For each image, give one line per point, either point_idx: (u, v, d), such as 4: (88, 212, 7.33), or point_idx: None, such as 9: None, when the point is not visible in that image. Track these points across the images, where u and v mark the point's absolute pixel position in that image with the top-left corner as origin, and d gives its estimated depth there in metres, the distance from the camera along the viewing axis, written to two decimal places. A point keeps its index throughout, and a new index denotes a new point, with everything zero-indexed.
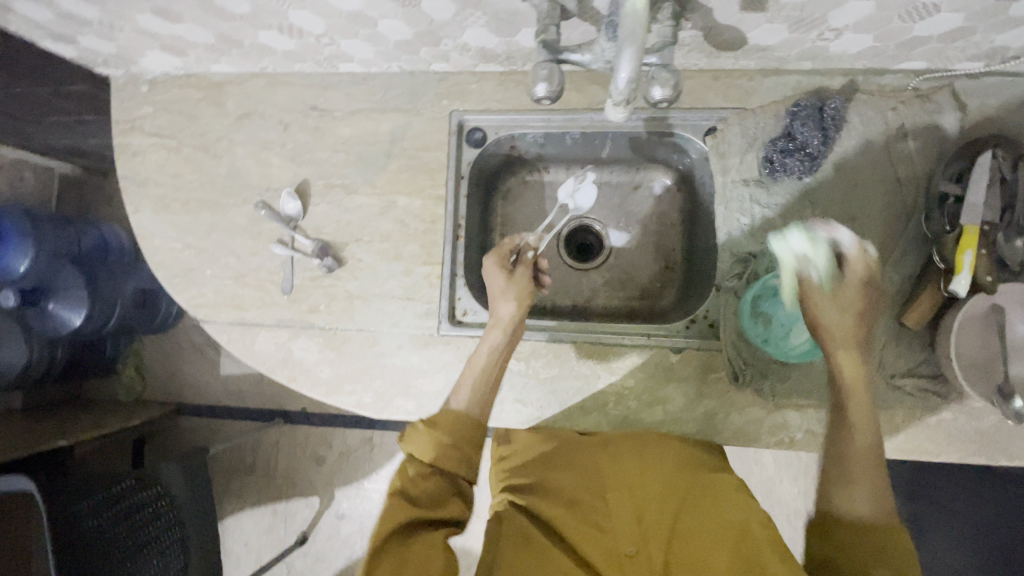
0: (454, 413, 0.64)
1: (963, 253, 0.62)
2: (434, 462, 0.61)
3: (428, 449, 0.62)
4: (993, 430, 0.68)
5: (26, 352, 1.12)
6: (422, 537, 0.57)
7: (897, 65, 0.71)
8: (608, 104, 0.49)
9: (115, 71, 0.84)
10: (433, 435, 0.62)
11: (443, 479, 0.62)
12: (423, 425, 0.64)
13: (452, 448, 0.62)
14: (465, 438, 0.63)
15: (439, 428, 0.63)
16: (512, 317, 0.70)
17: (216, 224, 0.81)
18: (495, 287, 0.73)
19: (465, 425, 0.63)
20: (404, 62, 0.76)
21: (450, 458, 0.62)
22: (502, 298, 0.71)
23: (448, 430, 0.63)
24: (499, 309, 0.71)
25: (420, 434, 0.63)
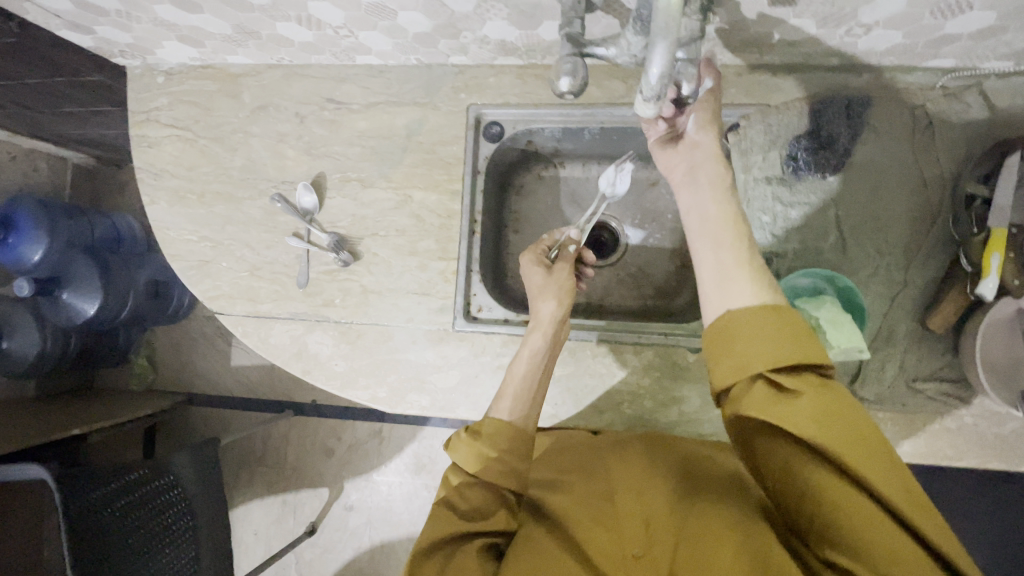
0: (500, 421, 0.63)
1: (990, 255, 0.60)
2: (483, 475, 0.61)
3: (469, 460, 0.62)
4: (1014, 436, 0.67)
5: (39, 340, 1.14)
6: (464, 551, 0.59)
7: (926, 63, 0.68)
8: (638, 99, 0.47)
9: (131, 61, 0.84)
10: (476, 446, 0.62)
11: (488, 491, 0.62)
12: (465, 433, 0.64)
13: (496, 460, 0.61)
14: (505, 450, 0.62)
15: (480, 440, 0.62)
16: (555, 316, 0.68)
17: (231, 217, 0.81)
18: (534, 284, 0.71)
19: (510, 437, 0.62)
20: (421, 55, 0.75)
21: (494, 471, 0.61)
22: (544, 296, 0.69)
23: (492, 442, 0.62)
24: (539, 308, 0.69)
25: (462, 443, 0.64)
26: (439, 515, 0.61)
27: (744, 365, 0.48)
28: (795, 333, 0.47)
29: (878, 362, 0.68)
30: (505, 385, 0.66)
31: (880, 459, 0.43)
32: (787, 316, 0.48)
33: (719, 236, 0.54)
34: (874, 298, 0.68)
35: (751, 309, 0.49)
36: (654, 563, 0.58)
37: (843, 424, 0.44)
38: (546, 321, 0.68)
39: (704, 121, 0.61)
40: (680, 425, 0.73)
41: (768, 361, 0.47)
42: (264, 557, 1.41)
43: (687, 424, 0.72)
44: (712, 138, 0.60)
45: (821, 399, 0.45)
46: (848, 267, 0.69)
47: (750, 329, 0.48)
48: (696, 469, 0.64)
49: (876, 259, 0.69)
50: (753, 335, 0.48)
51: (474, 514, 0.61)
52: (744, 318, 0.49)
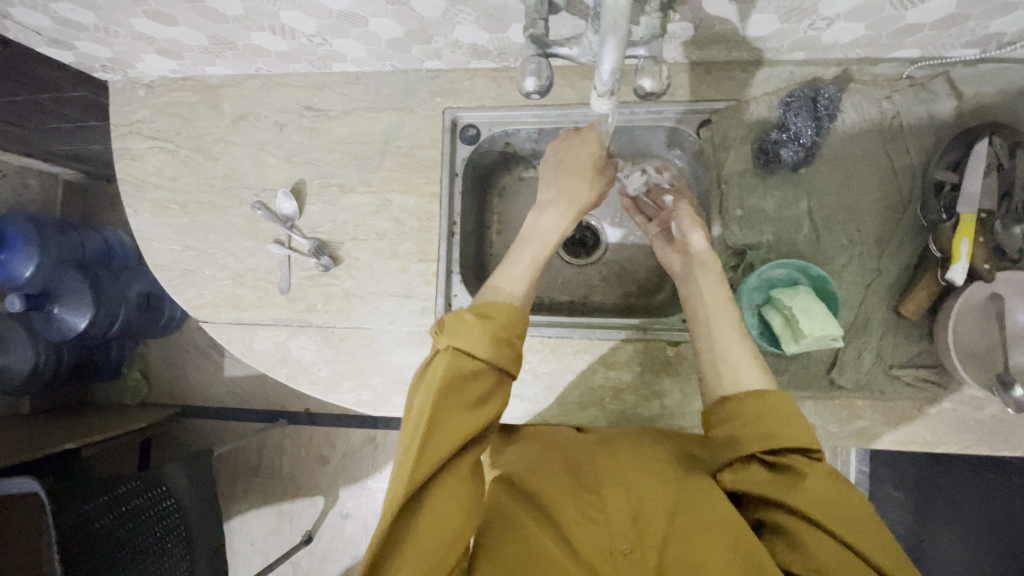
0: (511, 307, 0.60)
1: (959, 241, 0.61)
2: (497, 361, 0.57)
3: (482, 342, 0.57)
4: (994, 420, 0.68)
5: (32, 355, 1.15)
6: (454, 475, 0.55)
7: (891, 54, 0.70)
8: (593, 95, 0.49)
9: (113, 75, 0.85)
10: (488, 328, 0.58)
11: (493, 377, 0.58)
12: (469, 316, 0.58)
13: (507, 346, 0.58)
14: (516, 336, 0.59)
15: (492, 324, 0.58)
16: (583, 203, 0.72)
17: (214, 225, 0.81)
18: (586, 162, 0.71)
19: (519, 322, 0.60)
20: (397, 61, 0.76)
21: (507, 359, 0.58)
22: (583, 179, 0.71)
23: (503, 326, 0.59)
24: (580, 190, 0.71)
25: (467, 324, 0.58)
26: (448, 415, 0.54)
27: (757, 436, 0.55)
28: (795, 415, 0.56)
29: (854, 350, 0.69)
30: (509, 271, 0.67)
31: (856, 518, 0.51)
32: (788, 402, 0.57)
33: (731, 320, 0.64)
34: (849, 286, 0.69)
35: (754, 390, 0.58)
36: (643, 558, 0.57)
37: (836, 495, 0.52)
38: (580, 198, 0.72)
39: (693, 224, 0.73)
40: (663, 419, 0.73)
41: (772, 439, 0.55)
42: (262, 567, 1.40)
43: (670, 417, 0.72)
44: (702, 238, 0.71)
45: (821, 477, 0.53)
46: (822, 257, 0.70)
47: (762, 406, 0.56)
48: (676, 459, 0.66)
49: (849, 248, 0.69)
50: (766, 413, 0.56)
51: (480, 403, 0.56)
52: (762, 394, 0.57)
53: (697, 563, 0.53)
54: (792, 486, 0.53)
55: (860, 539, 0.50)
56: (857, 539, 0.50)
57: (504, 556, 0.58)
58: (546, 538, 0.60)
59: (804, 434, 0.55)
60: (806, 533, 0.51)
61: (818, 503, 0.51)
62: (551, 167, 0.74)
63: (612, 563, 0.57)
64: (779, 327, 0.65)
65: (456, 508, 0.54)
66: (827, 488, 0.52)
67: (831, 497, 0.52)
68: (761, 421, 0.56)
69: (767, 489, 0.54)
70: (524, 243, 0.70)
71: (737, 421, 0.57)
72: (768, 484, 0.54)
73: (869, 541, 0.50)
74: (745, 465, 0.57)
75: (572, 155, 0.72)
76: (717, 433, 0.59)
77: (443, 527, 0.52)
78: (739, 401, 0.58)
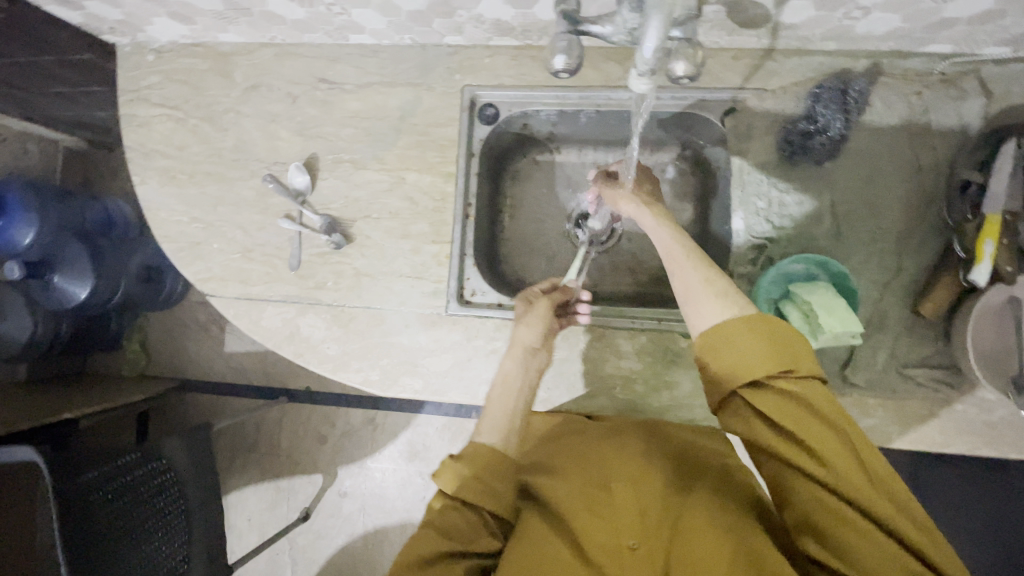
0: (477, 447, 0.59)
1: (984, 242, 0.60)
2: (470, 497, 0.57)
3: (452, 484, 0.58)
4: (1004, 424, 0.68)
5: (31, 325, 1.12)
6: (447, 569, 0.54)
7: (924, 48, 0.69)
8: (631, 74, 0.48)
9: (122, 39, 0.83)
10: (456, 468, 0.58)
11: (470, 513, 0.57)
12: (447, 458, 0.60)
13: (478, 480, 0.57)
14: (490, 474, 0.58)
15: (465, 463, 0.58)
16: (530, 339, 0.68)
17: (223, 198, 0.80)
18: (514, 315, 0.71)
19: (488, 454, 0.59)
20: (416, 35, 0.74)
21: (478, 494, 0.57)
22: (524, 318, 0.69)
23: (471, 461, 0.59)
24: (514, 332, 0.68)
25: (443, 471, 0.59)
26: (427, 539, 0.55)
27: (727, 371, 0.49)
28: (778, 341, 0.49)
29: (869, 347, 0.69)
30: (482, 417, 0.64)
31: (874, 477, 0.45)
32: (757, 326, 0.49)
33: (678, 257, 0.57)
34: (867, 284, 0.69)
35: (723, 322, 0.51)
36: (648, 556, 0.56)
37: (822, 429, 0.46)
38: (523, 338, 0.67)
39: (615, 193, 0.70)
40: (673, 411, 0.72)
41: (743, 374, 0.49)
42: (258, 543, 1.41)
43: (679, 409, 0.72)
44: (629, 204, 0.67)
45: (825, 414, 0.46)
46: (841, 253, 0.69)
47: (749, 343, 0.49)
48: (680, 456, 0.66)
49: (869, 245, 0.69)
50: (737, 351, 0.49)
51: (457, 534, 0.56)
52: (736, 328, 0.50)
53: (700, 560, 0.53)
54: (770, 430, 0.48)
55: (851, 480, 0.45)
56: (879, 504, 0.44)
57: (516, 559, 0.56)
58: (559, 540, 0.59)
59: (778, 363, 0.48)
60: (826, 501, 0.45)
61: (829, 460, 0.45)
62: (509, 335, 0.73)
63: (617, 560, 0.56)
64: (796, 324, 0.64)
65: None
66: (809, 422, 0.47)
67: (843, 448, 0.46)
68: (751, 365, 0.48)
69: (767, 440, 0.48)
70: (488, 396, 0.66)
71: (706, 362, 0.51)
72: (749, 424, 0.49)
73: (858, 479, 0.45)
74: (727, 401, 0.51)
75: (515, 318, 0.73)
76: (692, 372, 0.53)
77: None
78: (713, 340, 0.50)
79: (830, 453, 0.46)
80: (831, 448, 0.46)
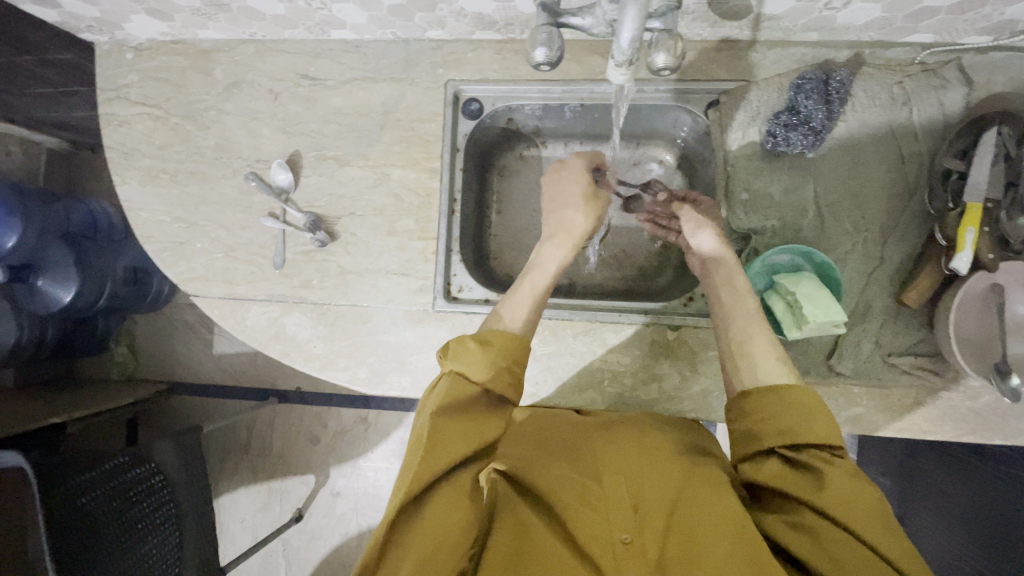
0: (512, 333, 0.60)
1: (965, 231, 0.60)
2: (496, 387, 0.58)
3: (483, 370, 0.58)
4: (989, 410, 0.68)
5: (16, 329, 1.10)
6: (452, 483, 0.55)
7: (905, 38, 0.69)
8: (610, 65, 0.49)
9: (100, 37, 0.81)
10: (490, 351, 0.58)
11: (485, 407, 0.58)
12: (474, 342, 0.59)
13: (508, 369, 0.59)
14: (517, 366, 0.60)
15: (494, 350, 0.59)
16: (581, 231, 0.70)
17: (205, 197, 0.79)
18: (574, 194, 0.72)
19: (519, 344, 0.60)
20: (398, 29, 0.74)
21: (503, 384, 0.59)
22: (576, 208, 0.70)
23: (504, 351, 0.59)
24: (572, 218, 0.69)
25: (470, 352, 0.58)
26: (440, 436, 0.55)
27: (769, 432, 0.54)
28: (817, 408, 0.54)
29: (854, 337, 0.69)
30: (510, 299, 0.65)
31: (889, 528, 0.48)
32: (805, 393, 0.54)
33: (749, 313, 0.61)
34: (851, 274, 0.69)
35: (771, 385, 0.56)
36: (642, 548, 0.56)
37: (859, 492, 0.49)
38: (576, 229, 0.69)
39: (698, 220, 0.68)
40: (661, 403, 0.73)
41: (783, 437, 0.53)
42: (251, 545, 1.40)
43: (667, 401, 0.72)
44: (709, 235, 0.67)
45: (840, 469, 0.51)
46: (825, 243, 0.69)
47: (780, 400, 0.54)
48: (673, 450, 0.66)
49: (853, 235, 0.69)
50: (787, 408, 0.54)
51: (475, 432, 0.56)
52: (780, 389, 0.55)
53: (698, 556, 0.53)
54: (807, 481, 0.51)
55: (890, 544, 0.47)
56: (889, 547, 0.46)
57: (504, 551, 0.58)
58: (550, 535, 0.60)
59: (827, 431, 0.52)
60: (838, 538, 0.47)
61: (838, 499, 0.49)
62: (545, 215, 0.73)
63: (610, 554, 0.57)
64: (781, 314, 0.65)
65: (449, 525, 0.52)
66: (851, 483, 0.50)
67: (859, 493, 0.49)
68: (779, 417, 0.54)
69: (783, 484, 0.52)
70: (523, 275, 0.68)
71: (751, 415, 0.56)
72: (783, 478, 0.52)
73: (884, 530, 0.47)
74: (761, 459, 0.55)
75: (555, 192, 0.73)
76: (734, 428, 0.58)
77: (437, 530, 0.52)
78: (755, 396, 0.56)
79: (847, 496, 0.49)
80: (845, 490, 0.49)
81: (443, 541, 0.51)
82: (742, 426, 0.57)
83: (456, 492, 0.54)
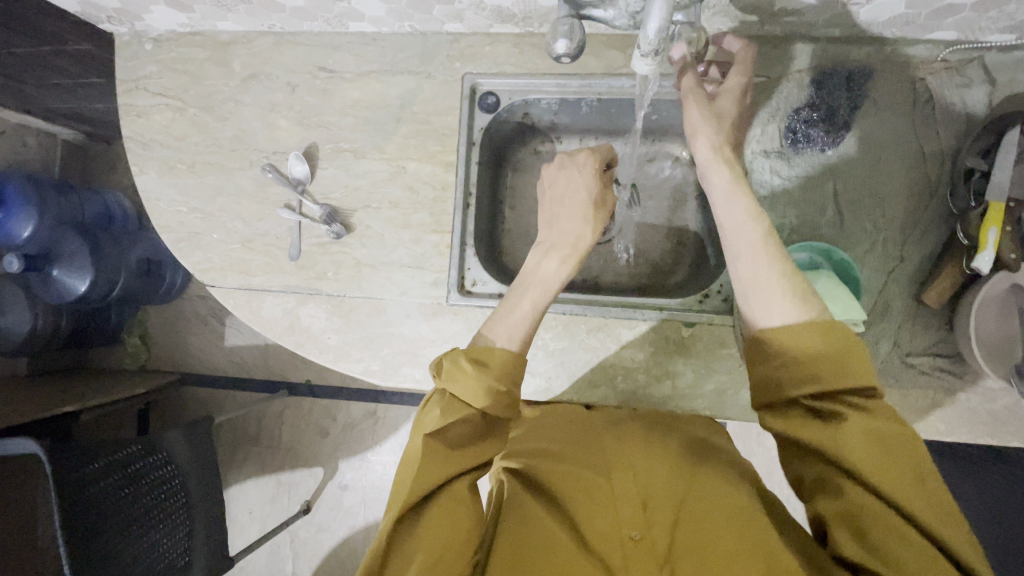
0: (510, 354, 0.60)
1: (987, 229, 0.61)
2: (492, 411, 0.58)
3: (477, 393, 0.57)
4: (1007, 412, 0.67)
5: (30, 318, 1.12)
6: (452, 493, 0.57)
7: (928, 35, 0.67)
8: (635, 55, 0.50)
9: (119, 28, 0.82)
10: (484, 379, 0.58)
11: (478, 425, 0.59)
12: (468, 363, 0.59)
13: (502, 395, 0.59)
14: (512, 385, 0.60)
15: (490, 373, 0.58)
16: (583, 247, 0.67)
17: (222, 187, 0.79)
18: (583, 202, 0.69)
19: (515, 368, 0.60)
20: (416, 22, 0.74)
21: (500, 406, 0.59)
22: (582, 217, 0.68)
23: (501, 375, 0.59)
24: (579, 232, 0.67)
25: (464, 373, 0.58)
26: (436, 455, 0.56)
27: (791, 376, 0.51)
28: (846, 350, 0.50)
29: (872, 336, 0.68)
30: (507, 317, 0.63)
31: (918, 483, 0.47)
32: (836, 336, 0.50)
33: (753, 243, 0.56)
34: (871, 273, 0.68)
35: (790, 324, 0.52)
36: (651, 545, 0.57)
37: (887, 447, 0.47)
38: (581, 240, 0.67)
39: (703, 118, 0.63)
40: (674, 400, 0.73)
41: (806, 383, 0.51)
42: (259, 536, 1.41)
43: (680, 399, 0.72)
44: (705, 143, 0.62)
45: (868, 420, 0.48)
46: (844, 242, 0.68)
47: (803, 346, 0.51)
48: (678, 449, 0.67)
49: (873, 233, 0.68)
50: (807, 354, 0.51)
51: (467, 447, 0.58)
52: (801, 332, 0.51)
53: (706, 551, 0.55)
54: (830, 431, 0.49)
55: (915, 500, 0.46)
56: (915, 504, 0.46)
57: (513, 544, 0.59)
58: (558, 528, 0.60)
59: (857, 377, 0.49)
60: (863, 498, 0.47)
61: (863, 457, 0.47)
62: (547, 217, 0.70)
63: (620, 551, 0.57)
64: None
65: (453, 532, 0.55)
66: (877, 432, 0.48)
67: (888, 446, 0.47)
68: (802, 365, 0.51)
69: (807, 437, 0.50)
70: (523, 287, 0.65)
71: (770, 361, 0.53)
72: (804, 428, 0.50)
73: (912, 488, 0.46)
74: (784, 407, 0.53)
75: (564, 190, 0.70)
76: (754, 373, 0.55)
77: (438, 540, 0.54)
78: (775, 339, 0.52)
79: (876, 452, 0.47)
80: (872, 445, 0.47)
81: (444, 548, 0.54)
82: (762, 373, 0.54)
83: (457, 504, 0.56)
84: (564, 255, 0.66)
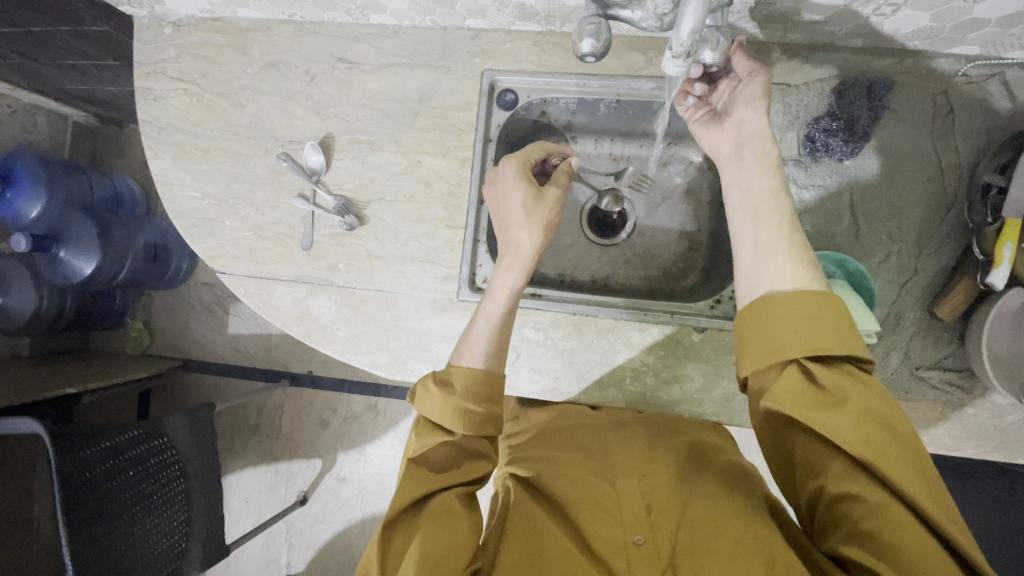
0: (471, 372, 0.62)
1: (1002, 246, 0.60)
2: (463, 428, 0.61)
3: (445, 416, 0.61)
4: (1013, 428, 0.67)
5: (35, 298, 1.12)
6: (440, 505, 0.59)
7: (950, 49, 0.66)
8: (666, 57, 0.50)
9: (139, 11, 0.82)
10: (449, 400, 0.61)
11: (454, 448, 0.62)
12: (435, 386, 0.62)
13: (474, 412, 0.61)
14: (484, 400, 0.62)
15: (456, 394, 0.61)
16: (526, 252, 0.67)
17: (237, 174, 0.79)
18: (516, 206, 0.67)
19: (480, 384, 0.62)
20: (437, 16, 0.74)
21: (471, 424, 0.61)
22: (519, 225, 0.67)
23: (467, 392, 0.61)
24: (517, 239, 0.66)
25: (433, 396, 0.62)
26: (415, 474, 0.61)
27: (797, 341, 0.51)
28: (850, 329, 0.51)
29: (885, 348, 0.69)
30: (468, 334, 0.65)
31: (919, 472, 0.46)
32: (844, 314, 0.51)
33: (783, 209, 0.57)
34: (883, 284, 0.68)
35: (797, 290, 0.52)
36: (655, 551, 0.57)
37: (886, 430, 0.47)
38: (523, 250, 0.66)
39: (754, 96, 0.62)
40: (682, 404, 0.73)
41: (823, 348, 0.50)
42: (255, 526, 1.41)
43: (688, 403, 0.72)
44: (760, 114, 0.61)
45: (866, 396, 0.49)
46: (860, 252, 0.69)
47: (805, 316, 0.51)
48: (682, 458, 0.68)
49: (887, 245, 0.68)
50: (813, 322, 0.51)
51: (448, 465, 0.62)
52: (805, 304, 0.51)
53: (708, 550, 0.55)
54: (833, 412, 0.48)
55: (919, 488, 0.46)
56: (919, 492, 0.46)
57: (518, 550, 0.59)
58: (562, 534, 0.60)
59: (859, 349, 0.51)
60: (867, 489, 0.47)
61: (868, 445, 0.47)
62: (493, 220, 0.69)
63: (622, 553, 0.58)
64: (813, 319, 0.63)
65: (450, 542, 0.56)
66: (880, 414, 0.48)
67: (891, 433, 0.47)
68: (813, 339, 0.51)
69: (800, 411, 0.49)
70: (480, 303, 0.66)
71: (775, 334, 0.52)
72: (801, 403, 0.49)
73: (915, 478, 0.46)
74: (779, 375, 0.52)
75: (496, 198, 0.69)
76: (753, 349, 0.54)
77: (435, 546, 0.55)
78: (787, 307, 0.52)
79: (882, 440, 0.47)
80: (873, 426, 0.47)
81: (443, 551, 0.55)
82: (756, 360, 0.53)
83: (449, 519, 0.58)
84: (515, 268, 0.66)
